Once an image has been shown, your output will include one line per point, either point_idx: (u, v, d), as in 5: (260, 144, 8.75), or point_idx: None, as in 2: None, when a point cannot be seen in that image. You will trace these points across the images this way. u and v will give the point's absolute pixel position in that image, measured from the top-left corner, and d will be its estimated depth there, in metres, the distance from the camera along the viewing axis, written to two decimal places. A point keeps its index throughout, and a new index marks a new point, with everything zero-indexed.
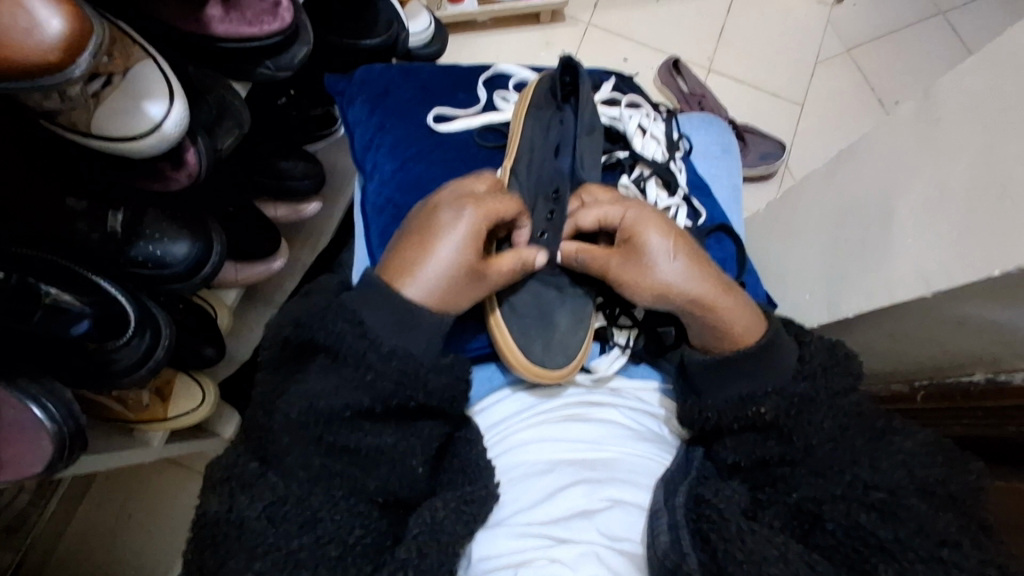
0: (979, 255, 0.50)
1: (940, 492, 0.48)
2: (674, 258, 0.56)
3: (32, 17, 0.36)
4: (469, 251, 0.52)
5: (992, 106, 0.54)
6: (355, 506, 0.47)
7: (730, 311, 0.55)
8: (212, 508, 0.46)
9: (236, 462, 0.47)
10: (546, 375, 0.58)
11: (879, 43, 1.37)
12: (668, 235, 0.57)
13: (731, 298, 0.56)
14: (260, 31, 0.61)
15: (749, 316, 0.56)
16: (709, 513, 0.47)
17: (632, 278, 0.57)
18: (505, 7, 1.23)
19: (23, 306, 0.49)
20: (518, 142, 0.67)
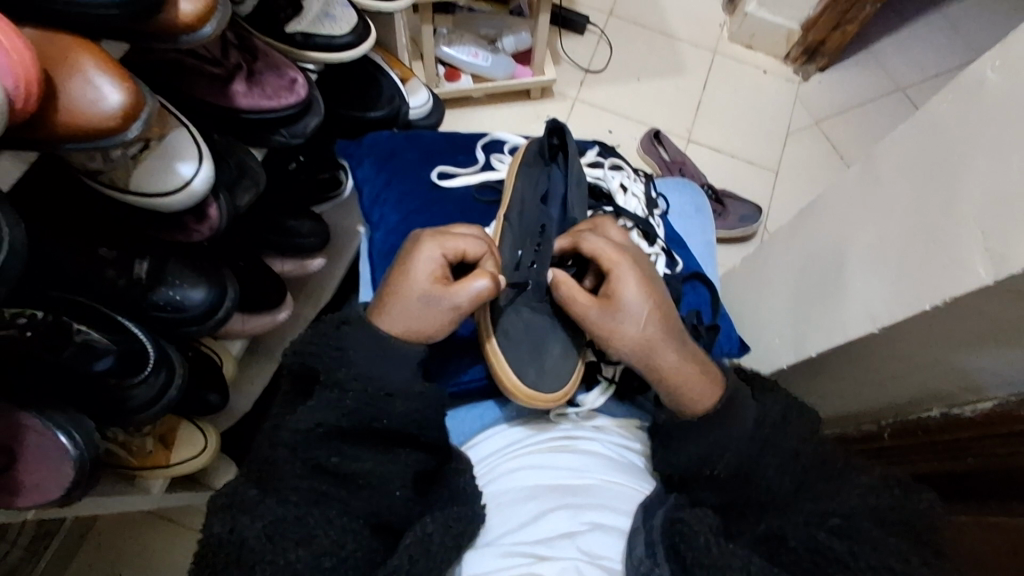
0: (916, 295, 0.57)
1: (891, 518, 0.52)
2: (648, 324, 0.61)
3: (97, 91, 0.43)
4: (439, 292, 0.58)
5: (918, 167, 0.61)
6: (349, 524, 0.51)
7: (686, 379, 0.61)
8: (214, 531, 0.49)
9: (238, 490, 0.51)
10: (534, 398, 0.63)
11: (843, 116, 1.50)
12: (649, 303, 0.62)
13: (688, 366, 0.61)
14: (278, 105, 0.70)
15: (705, 382, 0.61)
16: (683, 530, 0.50)
17: (603, 333, 0.63)
18: (499, 85, 1.34)
19: (54, 341, 0.53)
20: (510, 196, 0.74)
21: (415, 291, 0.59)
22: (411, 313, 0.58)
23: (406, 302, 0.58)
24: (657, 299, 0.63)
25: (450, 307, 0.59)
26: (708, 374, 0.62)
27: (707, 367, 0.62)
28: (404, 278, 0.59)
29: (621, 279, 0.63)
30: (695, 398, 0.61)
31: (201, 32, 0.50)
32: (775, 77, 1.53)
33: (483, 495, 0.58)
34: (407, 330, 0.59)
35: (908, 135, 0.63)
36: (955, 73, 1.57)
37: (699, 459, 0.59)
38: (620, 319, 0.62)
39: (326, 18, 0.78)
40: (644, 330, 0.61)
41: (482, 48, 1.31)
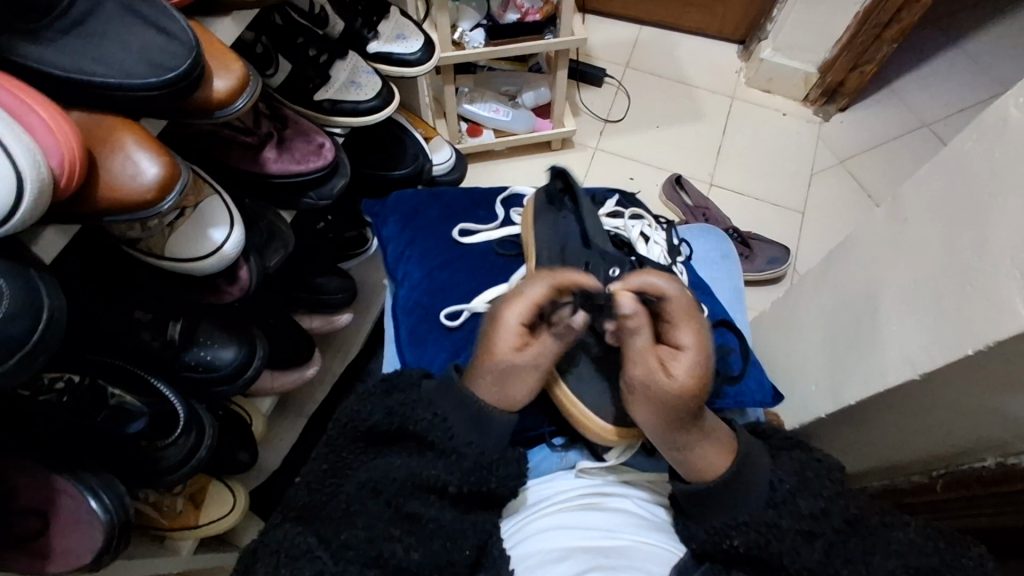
0: (953, 340, 0.55)
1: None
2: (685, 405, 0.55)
3: (137, 166, 0.45)
4: (524, 353, 0.58)
5: (945, 208, 0.60)
6: None
7: (692, 451, 0.57)
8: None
9: (285, 540, 0.53)
10: (589, 423, 0.62)
11: (869, 154, 1.48)
12: (691, 396, 0.55)
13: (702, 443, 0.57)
14: (306, 168, 0.72)
15: (715, 456, 0.57)
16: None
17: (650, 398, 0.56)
18: (520, 138, 1.38)
19: (93, 405, 0.56)
20: (536, 246, 0.75)
21: (509, 360, 0.58)
22: (508, 380, 0.58)
23: (500, 372, 0.57)
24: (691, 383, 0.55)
25: (534, 364, 0.58)
26: (718, 453, 0.57)
27: (720, 445, 0.57)
28: (492, 353, 0.57)
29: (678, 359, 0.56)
30: (704, 469, 0.57)
31: (233, 106, 0.53)
32: (796, 119, 1.54)
33: (509, 556, 0.56)
34: (504, 394, 0.58)
35: (934, 175, 0.63)
36: (981, 107, 1.55)
37: (717, 531, 0.56)
38: (658, 398, 0.55)
39: (352, 85, 0.82)
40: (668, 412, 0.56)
41: (503, 104, 1.36)
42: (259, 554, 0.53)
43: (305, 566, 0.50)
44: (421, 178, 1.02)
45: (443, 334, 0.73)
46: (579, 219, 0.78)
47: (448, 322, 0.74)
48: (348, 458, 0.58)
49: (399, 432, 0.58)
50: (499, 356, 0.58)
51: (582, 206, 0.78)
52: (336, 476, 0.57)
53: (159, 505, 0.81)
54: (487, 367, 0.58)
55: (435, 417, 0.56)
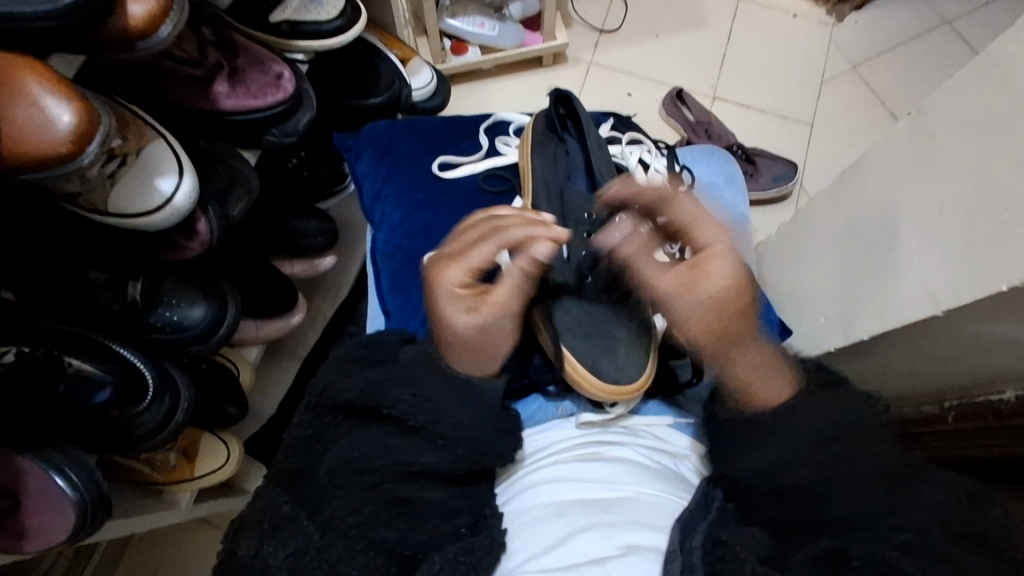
0: (982, 273, 0.50)
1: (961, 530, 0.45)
2: (715, 322, 0.59)
3: (47, 113, 0.39)
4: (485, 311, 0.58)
5: (979, 122, 0.54)
6: (373, 561, 0.47)
7: (746, 370, 0.58)
8: (242, 550, 0.47)
9: (272, 504, 0.49)
10: (568, 369, 0.61)
11: (885, 58, 1.37)
12: (722, 299, 0.59)
13: (736, 346, 0.59)
14: (263, 103, 0.65)
15: (772, 385, 0.57)
16: (727, 556, 0.45)
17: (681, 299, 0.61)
18: (508, 55, 1.27)
19: (46, 377, 0.51)
20: (533, 182, 0.69)
21: (468, 325, 0.58)
22: (480, 346, 0.58)
23: (466, 340, 0.58)
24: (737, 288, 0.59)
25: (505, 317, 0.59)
26: (768, 379, 0.57)
27: (773, 368, 0.58)
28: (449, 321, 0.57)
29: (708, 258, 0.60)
30: (761, 394, 0.57)
31: (159, 35, 0.45)
32: (806, 21, 1.41)
33: (504, 513, 0.54)
34: (477, 362, 0.58)
35: (967, 85, 0.56)
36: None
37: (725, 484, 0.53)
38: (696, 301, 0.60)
39: (311, 2, 0.72)
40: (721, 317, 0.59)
41: (488, 18, 1.24)
42: (245, 519, 0.50)
43: (284, 534, 0.47)
44: (399, 105, 0.94)
45: None
46: (584, 146, 0.72)
47: None
48: (331, 425, 0.54)
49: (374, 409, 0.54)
50: (460, 321, 0.58)
51: (586, 132, 0.70)
52: (321, 443, 0.53)
53: (152, 461, 0.80)
54: (445, 342, 0.57)
55: (414, 396, 0.53)
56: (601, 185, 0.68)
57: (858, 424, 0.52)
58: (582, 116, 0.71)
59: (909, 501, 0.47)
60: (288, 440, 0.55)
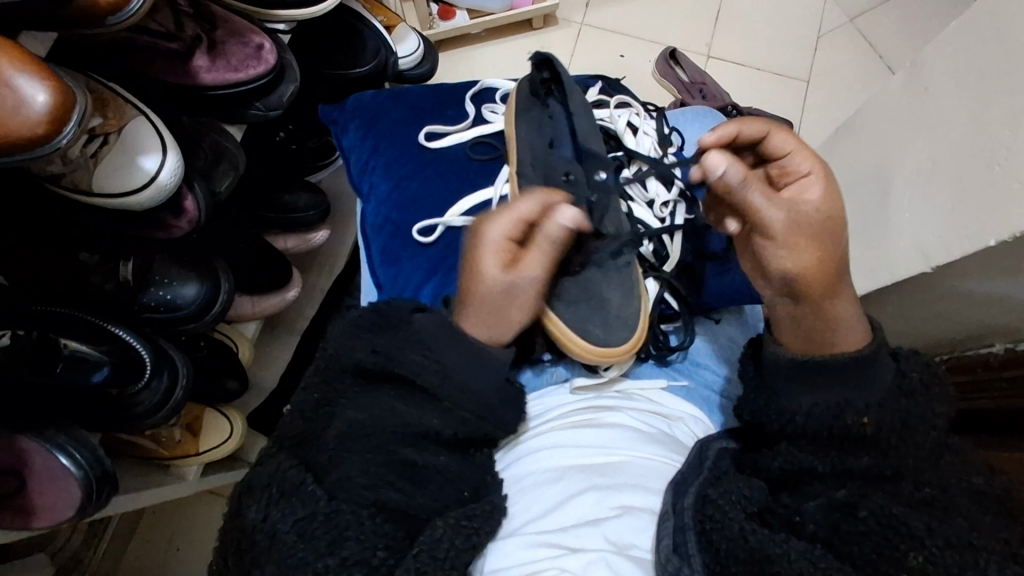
0: (971, 227, 0.50)
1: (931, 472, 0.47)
2: (813, 252, 0.52)
3: (20, 93, 0.38)
4: (518, 271, 0.56)
5: (974, 74, 0.53)
6: (381, 526, 0.49)
7: (810, 326, 0.52)
8: (250, 518, 0.49)
9: (279, 469, 0.50)
10: (570, 343, 0.60)
11: (883, 9, 1.34)
12: (827, 219, 0.52)
13: (841, 299, 0.52)
14: (246, 77, 0.64)
15: (852, 334, 0.51)
16: (716, 514, 0.47)
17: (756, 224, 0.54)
18: (497, 18, 1.24)
19: (45, 360, 0.52)
20: (518, 149, 0.68)
21: (500, 283, 0.55)
22: (506, 304, 0.56)
23: (495, 296, 0.55)
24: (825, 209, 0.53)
25: (534, 279, 0.57)
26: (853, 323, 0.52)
27: (856, 320, 0.52)
28: (479, 274, 0.54)
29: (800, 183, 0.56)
30: (835, 340, 0.51)
31: (128, 9, 0.44)
32: None
33: (503, 479, 0.56)
34: (496, 330, 0.56)
35: (966, 36, 0.55)
36: None
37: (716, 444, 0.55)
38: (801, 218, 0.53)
39: None
40: (815, 241, 0.52)
41: None
42: (254, 483, 0.50)
43: (296, 500, 0.48)
44: (386, 74, 0.92)
45: (417, 251, 0.68)
46: (568, 111, 0.70)
47: (421, 239, 0.68)
48: (339, 388, 0.54)
49: (384, 372, 0.54)
50: (493, 278, 0.55)
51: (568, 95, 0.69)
52: (330, 406, 0.54)
53: (157, 437, 0.81)
54: (467, 298, 0.56)
55: (426, 358, 0.53)
56: (586, 148, 0.67)
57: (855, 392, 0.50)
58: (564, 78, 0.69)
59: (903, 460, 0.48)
60: (296, 404, 0.56)
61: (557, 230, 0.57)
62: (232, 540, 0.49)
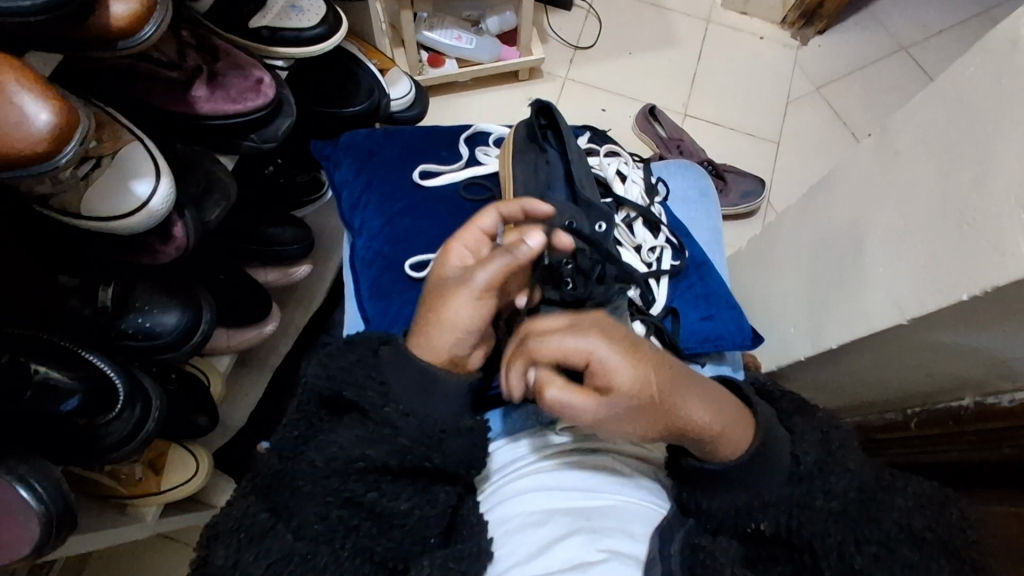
0: (944, 283, 0.53)
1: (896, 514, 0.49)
2: (641, 427, 0.46)
3: (24, 110, 0.38)
4: (454, 279, 0.53)
5: (941, 141, 0.57)
6: (360, 568, 0.48)
7: (718, 435, 0.49)
8: (218, 561, 0.46)
9: (248, 514, 0.49)
10: None
11: (846, 80, 1.43)
12: (638, 415, 0.45)
13: (702, 435, 0.48)
14: (244, 108, 0.64)
15: (735, 437, 0.49)
16: (707, 559, 0.48)
17: (589, 418, 0.45)
18: (485, 68, 1.28)
19: (14, 385, 0.50)
20: (514, 189, 0.70)
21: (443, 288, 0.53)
22: (438, 312, 0.52)
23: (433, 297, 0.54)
24: (637, 392, 0.44)
25: (471, 291, 0.51)
26: (737, 427, 0.49)
27: (737, 417, 0.50)
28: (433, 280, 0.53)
29: (602, 383, 0.44)
30: (727, 448, 0.49)
31: (141, 35, 0.45)
32: (772, 43, 1.47)
33: (487, 521, 0.55)
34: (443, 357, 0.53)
35: (928, 106, 0.59)
36: (958, 28, 1.50)
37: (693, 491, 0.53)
38: (609, 427, 0.46)
39: (292, 10, 0.72)
40: (645, 426, 0.46)
41: (465, 31, 1.26)
42: (221, 529, 0.49)
43: (266, 544, 0.47)
44: (377, 114, 0.94)
45: (409, 285, 0.68)
46: (564, 157, 0.73)
47: (413, 273, 0.68)
48: (317, 427, 0.53)
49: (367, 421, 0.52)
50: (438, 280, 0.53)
51: (566, 143, 0.72)
52: (305, 445, 0.52)
53: (116, 474, 0.76)
54: (422, 316, 0.53)
55: (400, 403, 0.51)
56: (581, 194, 0.69)
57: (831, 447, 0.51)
58: (562, 126, 0.72)
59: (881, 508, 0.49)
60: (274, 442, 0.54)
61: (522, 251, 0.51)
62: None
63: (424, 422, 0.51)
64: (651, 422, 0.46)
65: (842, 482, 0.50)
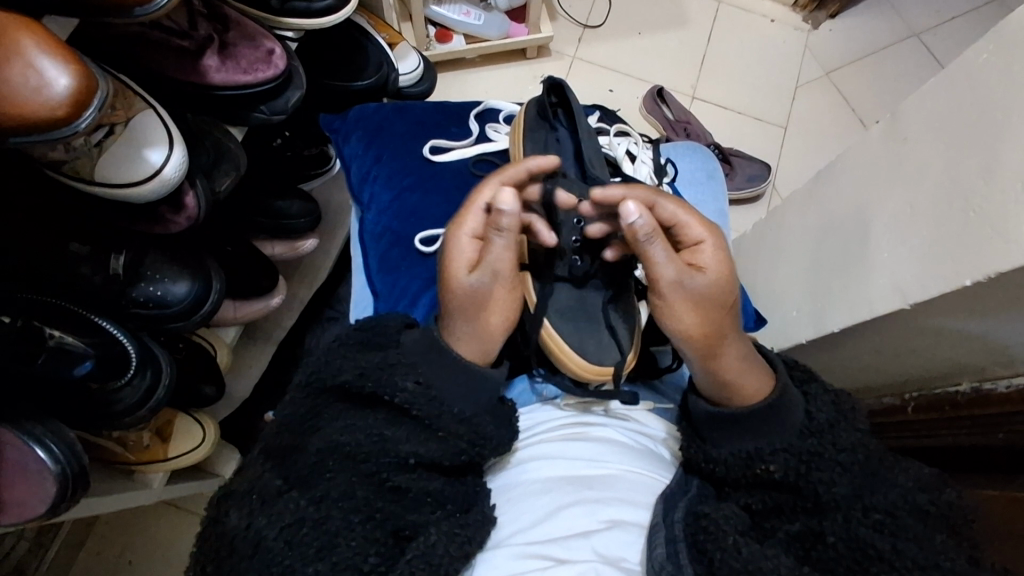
0: (947, 268, 0.53)
1: (894, 494, 0.50)
2: (705, 314, 0.56)
3: (42, 75, 0.38)
4: (475, 272, 0.56)
5: (950, 127, 0.57)
6: (372, 533, 0.48)
7: (737, 371, 0.55)
8: (231, 523, 0.47)
9: (261, 478, 0.50)
10: (564, 356, 0.62)
11: (856, 65, 1.42)
12: (715, 300, 0.56)
13: (738, 356, 0.55)
14: (255, 79, 0.64)
15: (756, 383, 0.54)
16: (709, 526, 0.48)
17: (675, 291, 0.56)
18: (493, 45, 1.27)
19: (26, 348, 0.51)
20: None
21: (467, 286, 0.56)
22: (477, 306, 0.56)
23: (464, 297, 0.56)
24: (722, 286, 0.57)
25: (496, 280, 0.57)
26: (758, 372, 0.55)
27: (759, 370, 0.55)
28: (445, 282, 0.56)
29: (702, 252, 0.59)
30: (750, 393, 0.54)
31: (156, 2, 0.45)
32: (783, 26, 1.45)
33: (491, 489, 0.56)
34: (483, 346, 0.56)
35: (940, 92, 0.59)
36: (972, 14, 1.48)
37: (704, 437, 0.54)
38: (695, 288, 0.56)
39: None
40: (707, 320, 0.56)
41: (474, 6, 1.25)
42: (231, 495, 0.50)
43: (275, 505, 0.48)
44: (385, 89, 0.94)
45: (417, 260, 0.69)
46: (573, 134, 0.72)
47: (422, 248, 0.69)
48: (324, 405, 0.54)
49: (373, 397, 0.54)
50: (459, 281, 0.56)
51: (576, 119, 0.71)
52: (315, 420, 0.54)
53: (124, 441, 0.77)
54: (450, 316, 0.56)
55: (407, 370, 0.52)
56: (589, 172, 0.69)
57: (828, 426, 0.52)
58: (572, 103, 0.71)
59: (880, 485, 0.50)
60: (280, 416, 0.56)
61: (506, 224, 0.56)
62: (211, 539, 0.48)
63: (433, 397, 0.53)
64: (709, 320, 0.56)
65: (841, 462, 0.51)
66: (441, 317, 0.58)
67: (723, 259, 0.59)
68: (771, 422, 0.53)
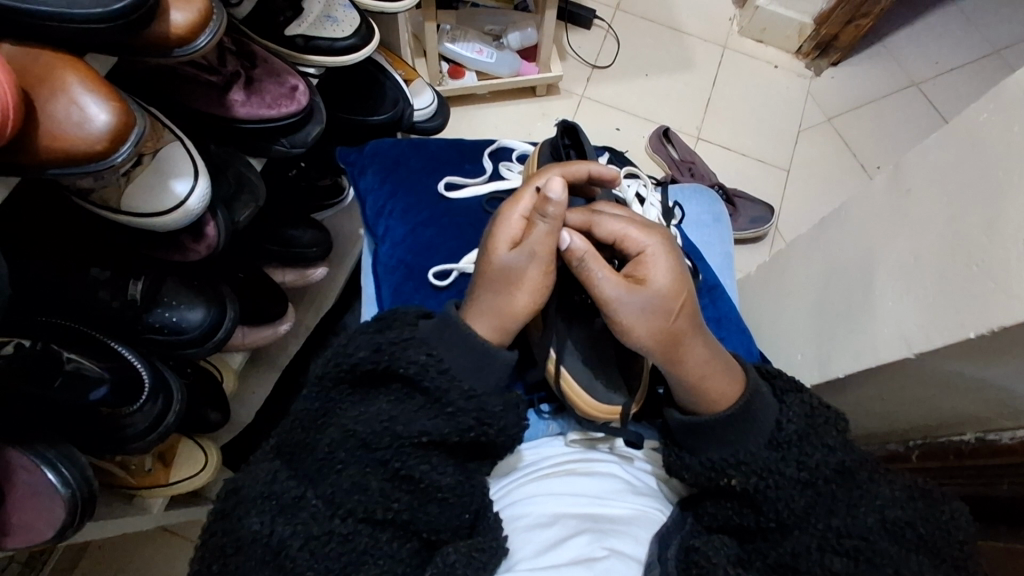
0: (951, 320, 0.54)
1: (910, 534, 0.50)
2: (661, 326, 0.54)
3: (83, 110, 0.40)
4: (518, 250, 0.55)
5: (952, 183, 0.59)
6: (397, 553, 0.49)
7: (703, 376, 0.55)
8: (250, 529, 0.47)
9: (275, 480, 0.49)
10: (578, 400, 0.61)
11: (857, 112, 1.46)
12: (668, 312, 0.54)
13: (703, 366, 0.55)
14: (278, 113, 0.66)
15: (728, 386, 0.55)
16: (700, 560, 0.49)
17: (626, 306, 0.54)
18: (504, 82, 1.31)
19: (46, 372, 0.53)
20: None
21: (504, 262, 0.55)
22: (508, 284, 0.55)
23: (498, 273, 0.55)
24: (675, 294, 0.54)
25: (535, 260, 0.55)
26: (721, 374, 0.55)
27: (729, 370, 0.56)
28: (486, 253, 0.55)
29: (654, 263, 0.56)
30: (718, 399, 0.55)
31: (195, 44, 0.47)
32: (787, 72, 1.49)
33: (502, 517, 0.56)
34: (502, 326, 0.55)
35: (943, 147, 0.61)
36: (969, 67, 1.52)
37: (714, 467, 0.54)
38: (642, 301, 0.53)
39: (328, 20, 0.73)
40: (665, 330, 0.54)
41: (487, 45, 1.28)
42: (244, 495, 0.49)
43: (298, 514, 0.48)
44: (401, 124, 0.96)
45: (430, 293, 0.70)
46: None
47: (435, 281, 0.70)
48: (334, 409, 0.54)
49: (386, 373, 0.54)
50: (497, 255, 0.56)
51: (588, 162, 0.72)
52: (326, 417, 0.53)
53: (127, 464, 0.76)
54: (478, 291, 0.56)
55: (429, 356, 0.53)
56: None
57: (835, 470, 0.53)
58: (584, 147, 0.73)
59: (891, 531, 0.50)
60: (291, 416, 0.55)
61: (549, 212, 0.55)
62: (218, 548, 0.47)
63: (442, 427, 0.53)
64: (666, 331, 0.54)
65: (849, 507, 0.51)
66: (465, 297, 0.57)
67: (676, 268, 0.56)
68: (782, 467, 0.52)
